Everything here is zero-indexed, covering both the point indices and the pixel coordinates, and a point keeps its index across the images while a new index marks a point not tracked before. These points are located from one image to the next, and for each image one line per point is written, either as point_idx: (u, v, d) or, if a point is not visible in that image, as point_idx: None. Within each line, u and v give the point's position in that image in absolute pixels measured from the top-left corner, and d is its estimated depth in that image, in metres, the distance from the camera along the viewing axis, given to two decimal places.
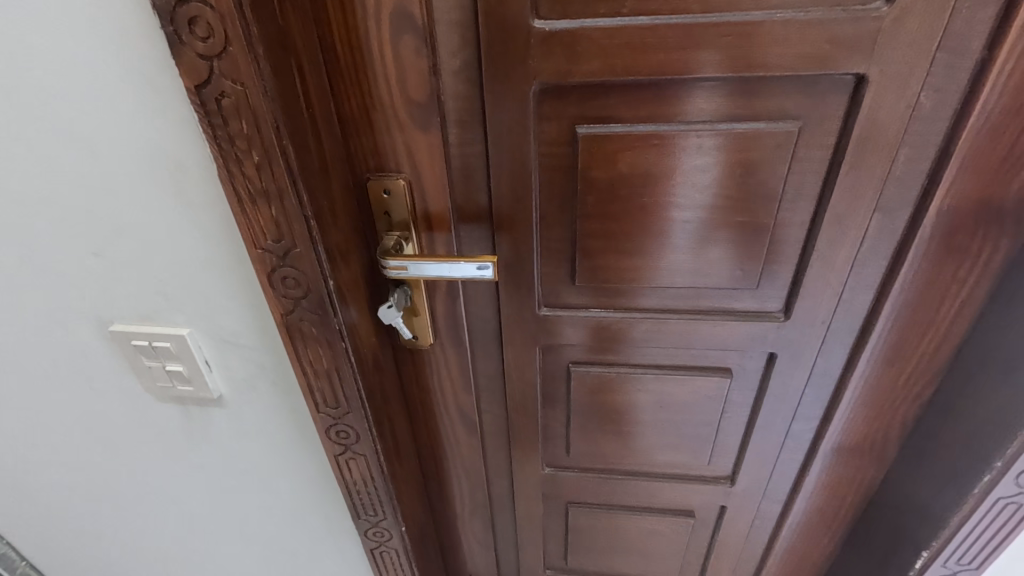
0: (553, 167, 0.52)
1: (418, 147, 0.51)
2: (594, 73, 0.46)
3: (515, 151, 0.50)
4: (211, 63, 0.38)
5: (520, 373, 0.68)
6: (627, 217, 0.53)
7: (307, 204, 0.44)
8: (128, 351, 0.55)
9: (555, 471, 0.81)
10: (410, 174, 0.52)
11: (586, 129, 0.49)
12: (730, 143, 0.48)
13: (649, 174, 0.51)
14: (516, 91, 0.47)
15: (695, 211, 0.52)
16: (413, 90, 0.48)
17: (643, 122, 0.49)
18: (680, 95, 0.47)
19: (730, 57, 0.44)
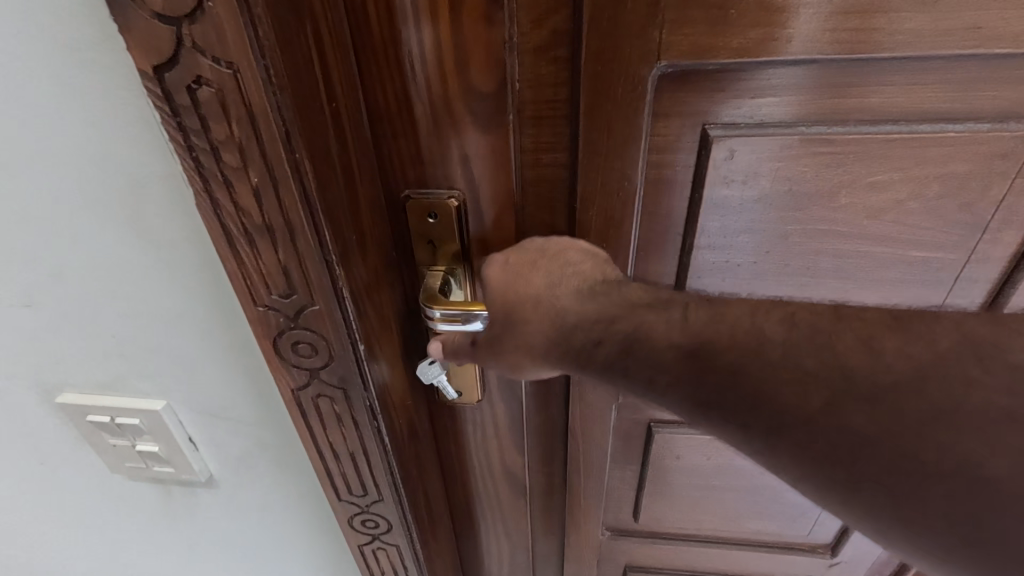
0: (663, 182, 0.38)
1: (481, 154, 0.36)
2: (747, 48, 0.32)
3: (617, 161, 0.36)
4: (176, 27, 0.23)
5: (589, 431, 0.55)
6: (758, 249, 0.40)
7: (333, 246, 0.29)
8: (84, 426, 0.42)
9: (616, 536, 0.68)
10: (465, 191, 0.38)
11: (718, 130, 0.35)
12: (927, 152, 0.34)
13: (800, 192, 0.37)
14: (629, 76, 0.33)
15: (853, 243, 0.38)
16: (478, 75, 0.33)
17: (804, 119, 0.34)
18: (866, 80, 0.33)
19: (955, 26, 0.30)
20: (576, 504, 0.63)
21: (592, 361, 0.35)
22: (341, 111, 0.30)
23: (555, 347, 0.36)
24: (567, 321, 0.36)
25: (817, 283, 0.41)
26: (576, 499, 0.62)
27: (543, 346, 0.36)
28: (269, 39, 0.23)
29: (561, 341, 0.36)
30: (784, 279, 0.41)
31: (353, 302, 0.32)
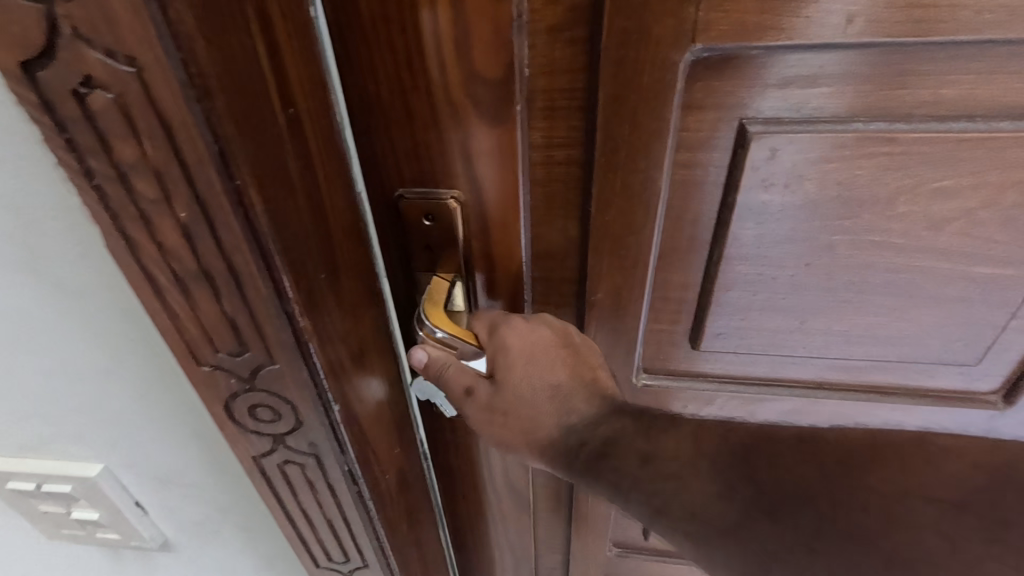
0: (691, 188, 0.32)
1: (486, 154, 0.29)
2: (802, 26, 0.26)
3: (640, 164, 0.30)
4: (45, 6, 0.16)
5: None
6: (798, 262, 0.34)
7: (295, 293, 0.23)
8: (6, 493, 0.35)
9: (621, 556, 0.64)
10: (468, 193, 0.30)
11: (760, 127, 0.29)
12: (1004, 152, 0.29)
13: (851, 197, 0.31)
14: (657, 64, 0.27)
15: (908, 257, 0.33)
16: (482, 54, 0.26)
17: (862, 115, 0.29)
18: (946, 65, 0.27)
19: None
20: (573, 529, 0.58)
21: (583, 457, 0.31)
22: (302, 112, 0.23)
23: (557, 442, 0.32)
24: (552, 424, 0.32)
25: (864, 298, 0.36)
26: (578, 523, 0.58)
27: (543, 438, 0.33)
28: (186, 21, 0.16)
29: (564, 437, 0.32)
30: (828, 295, 0.35)
31: (325, 358, 0.25)
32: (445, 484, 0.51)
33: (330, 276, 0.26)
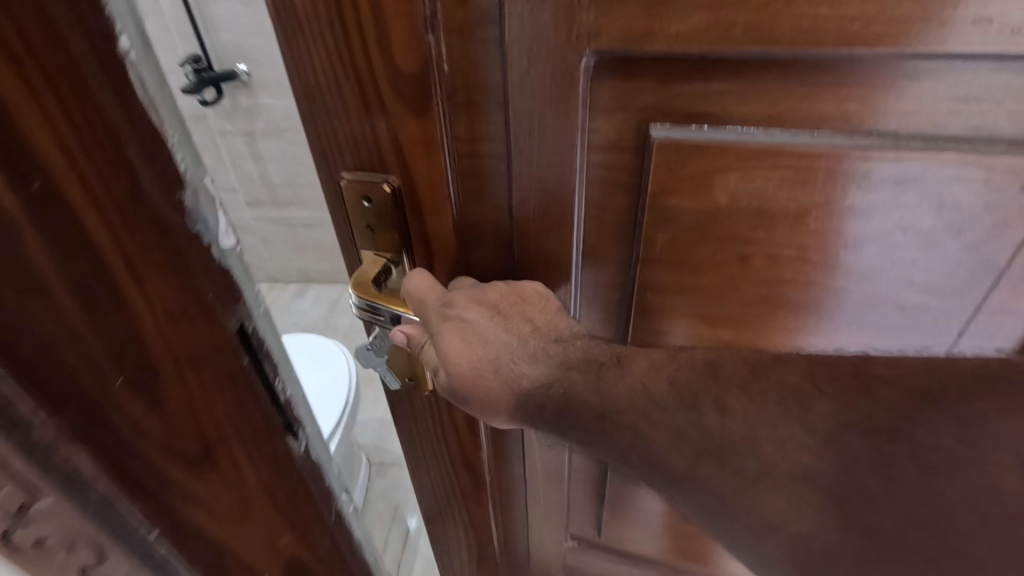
0: (606, 184, 0.34)
1: (412, 143, 0.31)
2: (688, 36, 0.26)
3: (551, 159, 0.32)
4: None
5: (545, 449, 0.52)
6: (713, 271, 0.35)
7: (50, 421, 0.18)
8: None
9: (582, 547, 0.67)
10: (399, 177, 0.33)
11: (662, 132, 0.30)
12: (914, 173, 0.29)
13: (760, 211, 0.32)
14: (552, 65, 0.29)
15: (823, 275, 0.33)
16: (399, 51, 0.28)
17: (765, 126, 0.29)
18: (849, 82, 0.27)
19: (971, 19, 0.23)
20: (535, 513, 0.60)
21: (545, 411, 0.35)
22: (57, 166, 0.16)
23: (521, 401, 0.35)
24: (511, 385, 0.35)
25: (783, 311, 0.36)
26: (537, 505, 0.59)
27: (508, 399, 0.36)
28: None
29: (526, 394, 0.35)
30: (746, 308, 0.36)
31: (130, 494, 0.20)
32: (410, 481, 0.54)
33: (141, 366, 0.19)
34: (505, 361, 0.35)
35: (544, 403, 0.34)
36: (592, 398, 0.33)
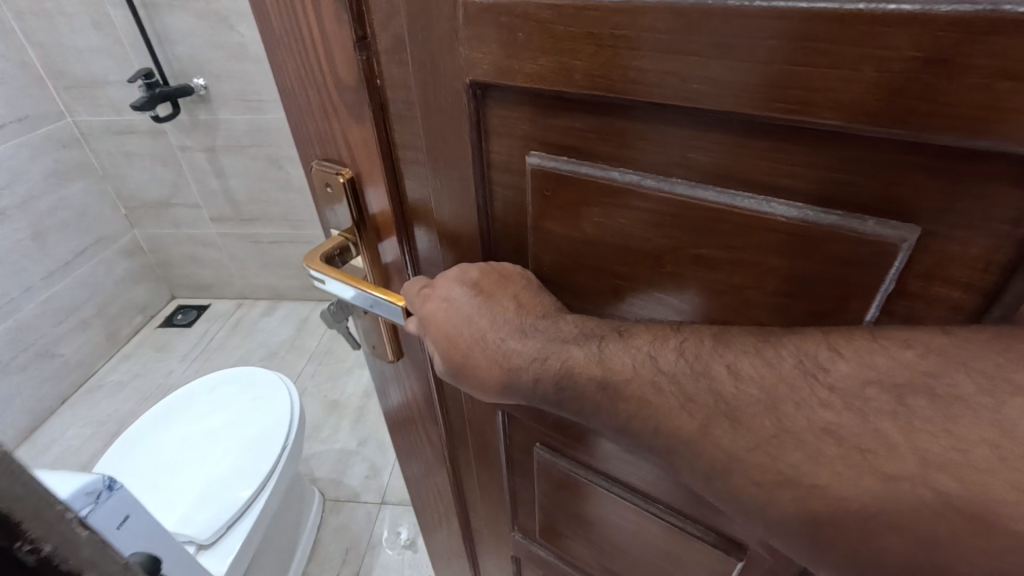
0: (499, 195, 0.41)
1: (356, 138, 0.43)
2: (542, 76, 0.32)
3: (454, 169, 0.40)
4: None
5: (481, 427, 0.61)
6: (590, 288, 0.42)
7: None
8: None
9: (525, 540, 0.74)
10: (351, 167, 0.45)
11: (538, 158, 0.37)
12: (741, 226, 0.33)
13: (622, 241, 0.38)
14: (443, 92, 0.37)
15: (677, 297, 0.39)
16: (342, 70, 0.39)
17: (619, 166, 0.35)
18: (684, 131, 0.32)
19: (778, 84, 0.27)
20: (484, 473, 0.68)
21: (540, 387, 0.41)
22: None
23: (513, 379, 0.41)
24: (515, 360, 0.41)
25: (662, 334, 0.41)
26: (487, 470, 0.67)
27: (501, 376, 0.42)
28: None
29: (514, 372, 0.41)
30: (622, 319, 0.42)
31: None
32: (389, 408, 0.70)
33: None
34: (504, 336, 0.41)
35: (545, 377, 0.40)
36: (588, 373, 0.38)
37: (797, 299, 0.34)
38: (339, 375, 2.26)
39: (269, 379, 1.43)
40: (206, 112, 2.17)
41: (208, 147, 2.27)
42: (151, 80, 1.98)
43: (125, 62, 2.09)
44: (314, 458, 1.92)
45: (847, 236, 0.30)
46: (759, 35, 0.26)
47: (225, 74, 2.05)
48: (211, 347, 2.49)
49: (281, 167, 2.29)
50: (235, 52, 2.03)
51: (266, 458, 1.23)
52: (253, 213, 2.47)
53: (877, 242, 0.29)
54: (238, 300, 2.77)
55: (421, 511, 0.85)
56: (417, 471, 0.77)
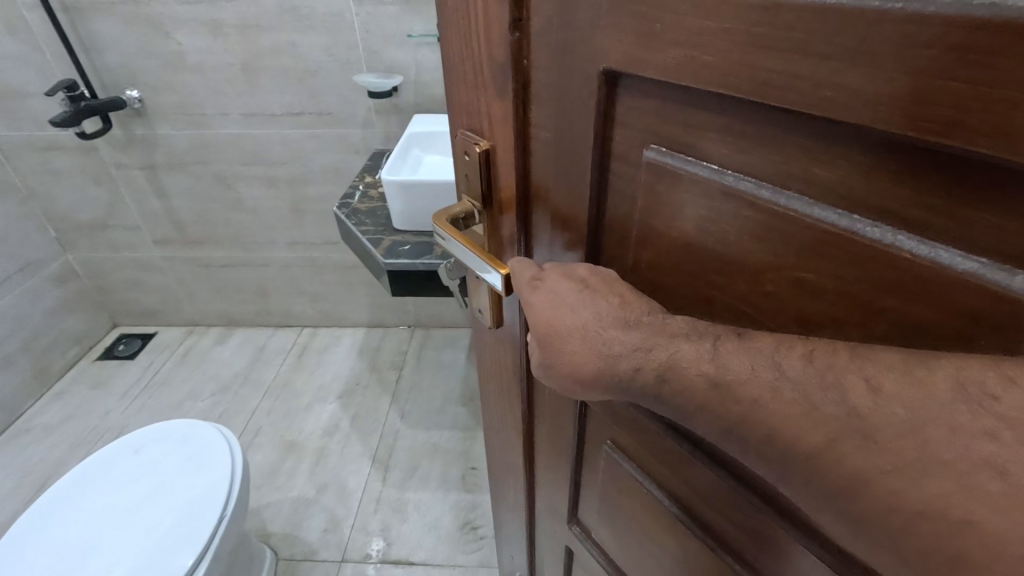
0: (609, 175, 0.48)
1: (498, 112, 0.52)
2: (669, 67, 0.37)
3: (574, 147, 0.47)
4: None
5: (556, 406, 0.71)
6: (689, 281, 0.46)
7: None
8: None
9: (580, 533, 0.85)
10: (489, 140, 0.55)
11: (653, 153, 0.43)
12: (855, 251, 0.35)
13: (724, 242, 0.42)
14: (580, 71, 0.43)
15: (782, 306, 0.41)
16: (496, 48, 0.48)
17: (734, 173, 0.39)
18: (810, 141, 0.34)
19: (924, 101, 0.28)
20: (550, 456, 0.80)
21: (632, 383, 0.43)
22: None
23: (602, 372, 0.45)
24: (605, 348, 0.44)
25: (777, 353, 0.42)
26: (556, 455, 0.78)
27: (589, 369, 0.46)
28: None
29: (605, 366, 0.44)
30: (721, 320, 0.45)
31: None
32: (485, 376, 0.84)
33: None
34: (597, 327, 0.45)
35: (645, 369, 0.42)
36: (695, 374, 0.40)
37: (920, 341, 0.35)
38: (296, 411, 2.38)
39: (210, 432, 1.51)
40: (141, 127, 2.12)
41: (147, 164, 2.23)
42: (75, 93, 1.87)
43: (43, 68, 1.99)
44: (268, 508, 2.01)
45: (982, 287, 0.31)
46: (911, 44, 0.27)
47: (162, 85, 2.00)
48: (159, 382, 2.56)
49: (230, 187, 2.28)
50: (172, 61, 1.95)
51: (210, 513, 1.30)
52: (201, 234, 2.46)
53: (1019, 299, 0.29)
54: (188, 327, 2.85)
55: (493, 472, 0.99)
56: (495, 442, 0.92)
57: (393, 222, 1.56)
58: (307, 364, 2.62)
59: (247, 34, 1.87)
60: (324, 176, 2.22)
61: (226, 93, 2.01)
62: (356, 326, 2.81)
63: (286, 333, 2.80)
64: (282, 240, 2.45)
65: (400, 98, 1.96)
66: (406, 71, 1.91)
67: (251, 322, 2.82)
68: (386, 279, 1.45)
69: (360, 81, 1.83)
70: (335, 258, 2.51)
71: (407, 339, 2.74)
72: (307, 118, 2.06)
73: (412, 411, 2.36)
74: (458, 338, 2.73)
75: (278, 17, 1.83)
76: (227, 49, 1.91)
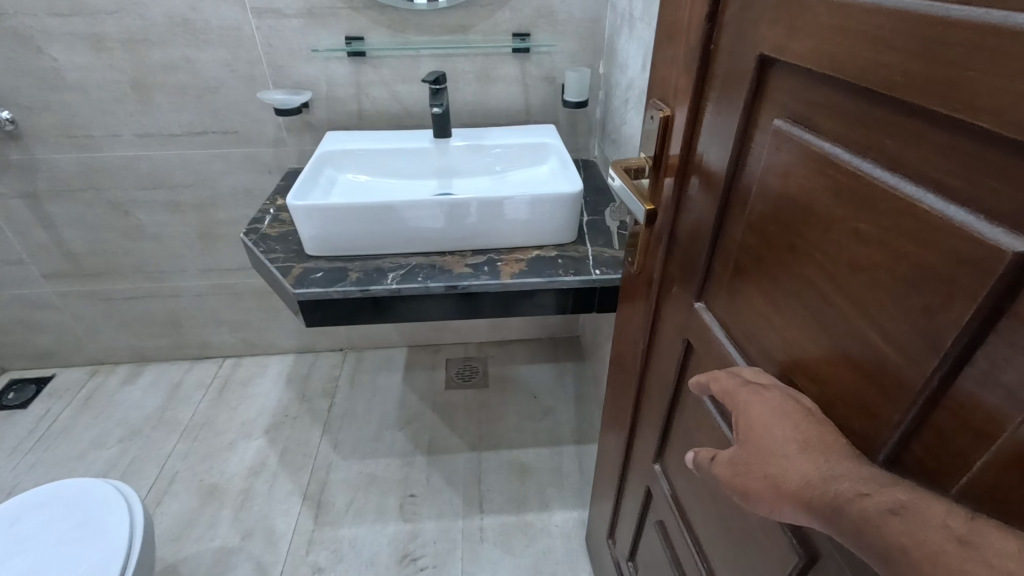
0: (743, 142, 0.59)
1: (683, 84, 0.68)
2: (803, 52, 0.48)
3: (729, 115, 0.60)
4: None
5: (666, 339, 0.85)
6: (784, 240, 0.55)
7: None
8: None
9: (662, 471, 0.98)
10: (672, 108, 0.72)
11: (780, 123, 0.53)
12: (894, 206, 0.41)
13: (810, 198, 0.50)
14: (746, 51, 0.55)
15: (843, 257, 0.47)
16: (693, 33, 0.64)
17: (833, 143, 0.47)
18: (886, 115, 0.41)
19: (954, 86, 0.35)
20: (657, 395, 0.93)
21: (840, 518, 0.43)
22: None
23: (806, 487, 0.47)
24: (817, 467, 0.47)
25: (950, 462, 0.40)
26: (660, 396, 0.91)
27: (797, 484, 0.48)
28: None
29: (819, 482, 0.46)
30: (799, 270, 0.53)
31: None
32: (624, 309, 1.03)
33: None
34: (811, 449, 0.49)
35: (868, 502, 0.41)
36: (941, 526, 0.36)
37: (927, 287, 0.40)
38: (218, 452, 2.21)
39: (105, 490, 1.39)
40: (18, 152, 1.89)
41: (27, 192, 2.00)
42: None
43: None
44: (185, 563, 1.84)
45: (973, 237, 0.36)
46: (947, 38, 0.35)
47: (40, 105, 1.79)
48: (57, 432, 2.29)
49: (128, 214, 2.09)
50: (43, 78, 1.75)
51: None
52: (98, 265, 2.23)
53: (994, 247, 0.35)
54: (92, 367, 2.59)
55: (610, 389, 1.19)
56: (616, 365, 1.13)
57: (304, 248, 1.50)
58: (227, 401, 2.45)
59: (134, 50, 1.72)
60: (236, 199, 2.09)
61: (116, 112, 1.84)
62: (284, 352, 2.69)
63: (206, 365, 2.62)
64: (193, 268, 2.28)
65: (312, 114, 1.89)
66: (317, 88, 1.84)
67: (166, 357, 2.61)
68: (300, 309, 1.41)
69: (263, 97, 1.74)
70: (254, 285, 2.36)
71: (341, 364, 2.66)
72: (212, 137, 1.92)
73: (346, 440, 2.27)
74: (392, 357, 2.70)
75: (168, 30, 1.69)
76: (113, 65, 1.74)
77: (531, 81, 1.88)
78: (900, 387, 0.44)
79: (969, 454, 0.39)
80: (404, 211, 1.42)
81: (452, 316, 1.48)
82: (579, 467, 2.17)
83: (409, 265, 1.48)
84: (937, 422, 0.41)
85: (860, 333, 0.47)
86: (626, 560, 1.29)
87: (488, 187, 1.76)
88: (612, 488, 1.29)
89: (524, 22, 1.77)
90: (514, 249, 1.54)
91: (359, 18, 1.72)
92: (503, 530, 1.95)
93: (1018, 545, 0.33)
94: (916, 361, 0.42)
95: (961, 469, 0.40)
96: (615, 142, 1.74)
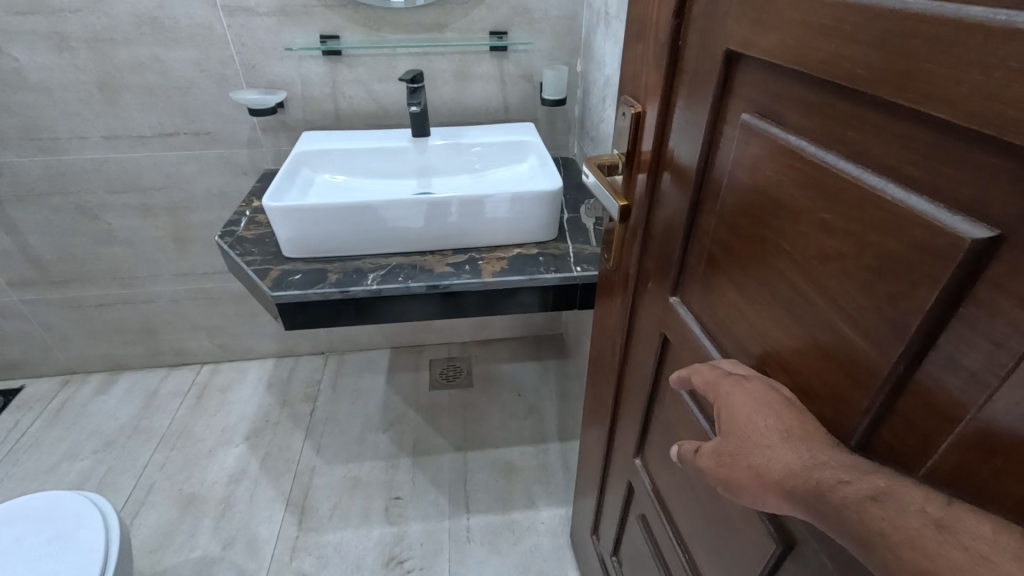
0: (714, 137, 0.60)
1: (653, 80, 0.69)
2: (768, 47, 0.48)
3: (699, 111, 0.61)
4: None
5: (644, 334, 0.86)
6: (754, 234, 0.55)
7: None
8: None
9: (643, 465, 0.98)
10: (642, 104, 0.73)
11: (749, 118, 0.53)
12: (861, 197, 0.42)
13: (779, 191, 0.51)
14: (713, 46, 0.56)
15: (811, 249, 0.48)
16: (662, 30, 0.64)
17: (799, 138, 0.48)
18: (848, 108, 0.42)
19: (913, 79, 0.36)
20: (636, 390, 0.93)
21: (823, 507, 0.44)
22: None
23: (789, 476, 0.48)
24: (798, 457, 0.48)
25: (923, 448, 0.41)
26: (641, 390, 0.92)
27: (780, 474, 0.49)
28: None
29: (802, 472, 0.47)
30: (770, 262, 0.54)
31: None
32: (602, 305, 1.03)
33: None
34: (792, 438, 0.49)
35: (848, 489, 0.42)
36: (919, 513, 0.37)
37: (892, 276, 0.41)
38: (196, 460, 2.17)
39: (76, 503, 1.35)
40: None
41: None
42: None
43: None
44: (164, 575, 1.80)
45: (935, 225, 0.37)
46: (905, 33, 0.35)
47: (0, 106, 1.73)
48: (26, 445, 2.21)
49: (97, 219, 2.03)
50: (3, 79, 1.69)
51: None
52: (67, 272, 2.16)
53: (953, 234, 0.36)
54: (63, 377, 2.51)
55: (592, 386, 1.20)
56: (597, 362, 1.14)
57: (282, 250, 1.48)
58: (205, 408, 2.40)
59: (100, 50, 1.67)
60: (209, 202, 2.04)
61: (81, 113, 1.78)
62: (262, 357, 2.64)
63: (182, 373, 2.56)
64: (166, 273, 2.23)
65: (288, 114, 1.86)
66: (291, 87, 1.81)
67: (140, 365, 2.54)
68: (279, 313, 1.38)
69: (236, 97, 1.71)
70: (230, 289, 2.31)
71: (321, 367, 2.63)
72: (183, 139, 1.88)
73: (329, 444, 2.24)
74: (374, 359, 2.67)
75: (136, 29, 1.65)
76: (78, 65, 1.69)
77: (508, 79, 1.87)
78: (869, 374, 0.44)
79: (935, 436, 0.40)
80: (382, 211, 1.41)
81: (434, 316, 1.47)
82: (564, 463, 2.19)
83: (388, 265, 1.46)
84: (905, 407, 0.42)
85: (830, 323, 0.48)
86: (610, 555, 1.30)
87: (467, 186, 1.76)
88: (594, 482, 1.29)
89: (500, 20, 1.76)
90: (494, 247, 1.53)
91: (333, 17, 1.70)
92: (489, 529, 1.95)
93: (991, 528, 0.34)
94: (884, 348, 0.43)
95: (929, 452, 0.41)
96: (593, 140, 1.75)
